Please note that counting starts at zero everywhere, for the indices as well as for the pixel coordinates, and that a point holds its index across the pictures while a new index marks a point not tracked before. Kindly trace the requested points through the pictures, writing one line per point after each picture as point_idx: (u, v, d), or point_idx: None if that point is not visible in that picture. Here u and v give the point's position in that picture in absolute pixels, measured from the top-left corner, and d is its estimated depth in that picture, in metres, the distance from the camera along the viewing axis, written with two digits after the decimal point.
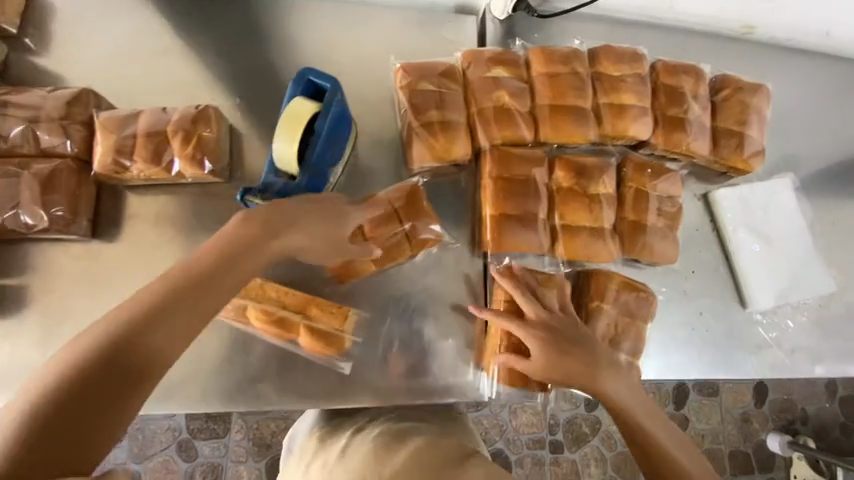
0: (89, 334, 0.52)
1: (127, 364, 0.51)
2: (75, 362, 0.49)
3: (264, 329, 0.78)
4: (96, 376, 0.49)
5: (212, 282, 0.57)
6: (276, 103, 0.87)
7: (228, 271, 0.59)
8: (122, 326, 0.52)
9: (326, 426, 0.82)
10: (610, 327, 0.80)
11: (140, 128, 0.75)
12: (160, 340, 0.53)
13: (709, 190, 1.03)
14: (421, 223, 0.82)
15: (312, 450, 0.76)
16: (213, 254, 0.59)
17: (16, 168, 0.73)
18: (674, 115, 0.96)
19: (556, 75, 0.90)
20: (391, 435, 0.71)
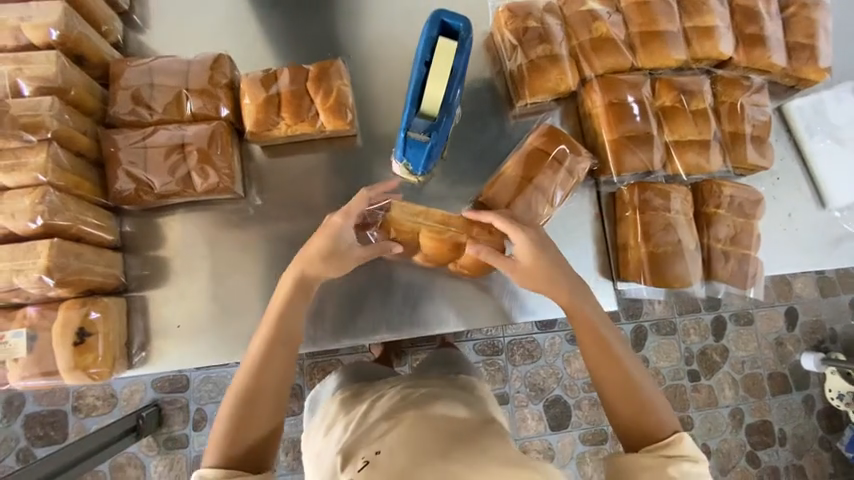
0: (219, 418, 0.70)
1: (257, 432, 0.70)
2: (221, 431, 0.69)
3: (433, 251, 0.83)
4: (244, 435, 0.69)
5: (262, 371, 0.72)
6: (389, 60, 0.93)
7: (266, 366, 0.72)
8: (227, 444, 0.68)
9: (350, 389, 0.86)
10: (730, 228, 0.91)
11: (284, 86, 0.80)
12: (263, 416, 0.71)
13: (782, 102, 1.08)
14: (564, 153, 0.87)
15: (333, 411, 0.81)
16: (269, 344, 0.73)
17: (174, 132, 0.77)
18: (752, 33, 0.98)
19: (646, 2, 0.94)
20: (411, 399, 0.74)
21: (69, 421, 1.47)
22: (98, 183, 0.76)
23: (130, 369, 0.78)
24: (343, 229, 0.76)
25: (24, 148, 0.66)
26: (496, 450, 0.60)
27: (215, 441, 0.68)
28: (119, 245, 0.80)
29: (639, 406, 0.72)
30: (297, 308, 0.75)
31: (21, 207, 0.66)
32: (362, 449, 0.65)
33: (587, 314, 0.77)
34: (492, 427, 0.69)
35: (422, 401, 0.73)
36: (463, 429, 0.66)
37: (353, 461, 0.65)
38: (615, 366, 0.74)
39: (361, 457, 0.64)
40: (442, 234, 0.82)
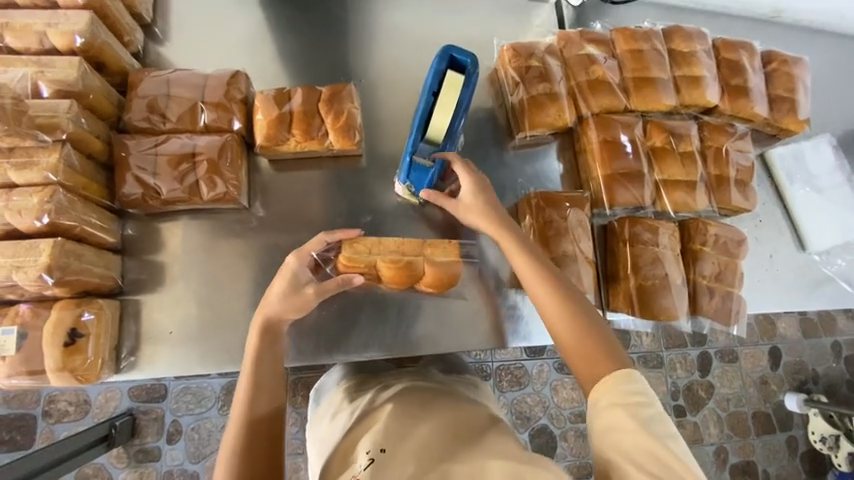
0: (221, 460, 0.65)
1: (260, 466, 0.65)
2: (225, 472, 0.64)
3: (394, 278, 0.84)
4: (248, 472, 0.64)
5: (250, 398, 0.69)
6: (398, 87, 0.98)
7: (255, 392, 0.70)
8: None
9: (354, 380, 0.83)
10: (715, 265, 0.94)
11: (296, 105, 0.84)
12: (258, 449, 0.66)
13: (765, 150, 1.15)
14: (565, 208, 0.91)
15: (339, 401, 0.79)
16: (255, 383, 0.70)
17: (185, 141, 0.79)
18: (737, 84, 1.06)
19: (640, 51, 1.01)
20: (415, 395, 0.73)
21: (37, 427, 1.41)
22: (105, 185, 0.78)
23: (117, 374, 0.77)
24: (299, 271, 0.77)
25: (38, 148, 0.68)
26: (505, 452, 0.60)
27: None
28: (120, 248, 0.80)
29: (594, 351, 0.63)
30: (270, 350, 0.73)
31: (28, 206, 0.66)
32: (366, 443, 0.63)
33: (547, 293, 0.70)
34: (495, 422, 0.69)
35: (427, 399, 0.72)
36: (468, 427, 0.66)
37: (359, 453, 0.63)
38: (574, 321, 0.66)
39: (367, 451, 0.61)
40: (398, 262, 0.82)
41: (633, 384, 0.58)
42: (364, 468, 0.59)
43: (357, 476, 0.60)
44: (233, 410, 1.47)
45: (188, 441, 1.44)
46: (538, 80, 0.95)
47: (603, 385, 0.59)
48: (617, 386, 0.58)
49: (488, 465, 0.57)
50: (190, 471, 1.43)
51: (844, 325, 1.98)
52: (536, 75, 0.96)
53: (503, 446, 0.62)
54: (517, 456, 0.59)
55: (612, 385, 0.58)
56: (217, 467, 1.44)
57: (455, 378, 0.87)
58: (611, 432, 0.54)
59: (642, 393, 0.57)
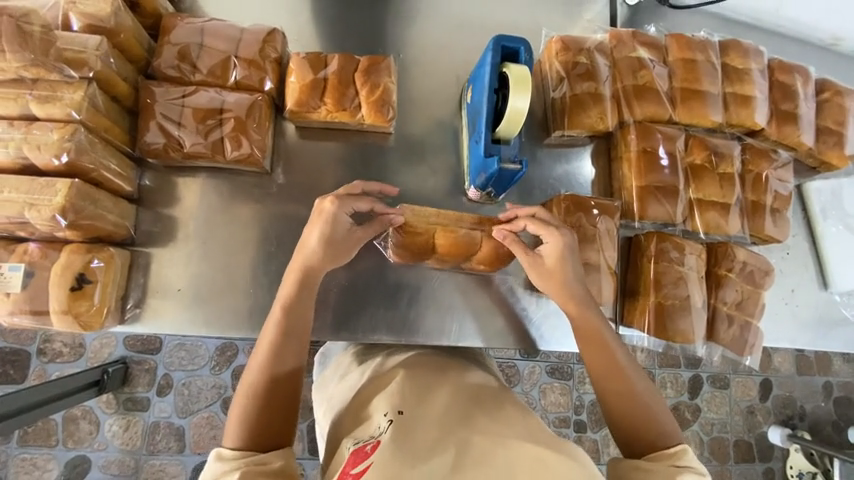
0: (238, 397, 0.65)
1: (277, 411, 0.64)
2: (241, 411, 0.63)
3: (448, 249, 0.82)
4: (263, 415, 0.63)
5: (276, 346, 0.67)
6: (436, 67, 0.94)
7: (283, 341, 0.67)
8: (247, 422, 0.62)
9: (361, 346, 0.87)
10: (737, 293, 0.92)
11: (332, 72, 0.80)
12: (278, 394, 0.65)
13: (803, 181, 1.11)
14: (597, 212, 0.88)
15: (347, 363, 0.82)
16: (282, 332, 0.67)
17: (214, 96, 0.76)
18: (787, 110, 1.01)
19: (693, 61, 0.96)
20: (423, 362, 0.74)
21: (30, 363, 1.41)
22: (127, 131, 0.75)
23: (120, 324, 0.76)
24: (337, 218, 0.71)
25: (63, 83, 0.65)
26: (524, 425, 0.59)
27: (233, 422, 0.63)
28: (135, 197, 0.78)
29: (643, 418, 0.69)
30: (302, 299, 0.70)
31: (48, 141, 0.64)
32: (383, 407, 0.63)
33: (588, 316, 0.75)
34: (500, 391, 0.70)
35: (436, 368, 0.72)
36: (478, 394, 0.66)
37: (376, 417, 0.62)
38: (611, 357, 0.73)
39: (385, 413, 0.61)
40: (456, 233, 0.81)
41: (689, 459, 0.65)
42: (384, 428, 0.59)
43: (377, 439, 0.58)
44: (223, 372, 1.48)
45: (177, 396, 1.45)
46: (584, 78, 0.91)
47: (658, 455, 0.66)
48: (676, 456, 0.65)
49: (510, 442, 0.55)
50: (175, 425, 1.44)
51: (838, 367, 1.96)
52: (582, 73, 0.91)
53: (522, 420, 0.61)
54: (544, 440, 0.56)
55: (671, 456, 0.65)
56: (204, 425, 1.45)
57: (463, 353, 0.87)
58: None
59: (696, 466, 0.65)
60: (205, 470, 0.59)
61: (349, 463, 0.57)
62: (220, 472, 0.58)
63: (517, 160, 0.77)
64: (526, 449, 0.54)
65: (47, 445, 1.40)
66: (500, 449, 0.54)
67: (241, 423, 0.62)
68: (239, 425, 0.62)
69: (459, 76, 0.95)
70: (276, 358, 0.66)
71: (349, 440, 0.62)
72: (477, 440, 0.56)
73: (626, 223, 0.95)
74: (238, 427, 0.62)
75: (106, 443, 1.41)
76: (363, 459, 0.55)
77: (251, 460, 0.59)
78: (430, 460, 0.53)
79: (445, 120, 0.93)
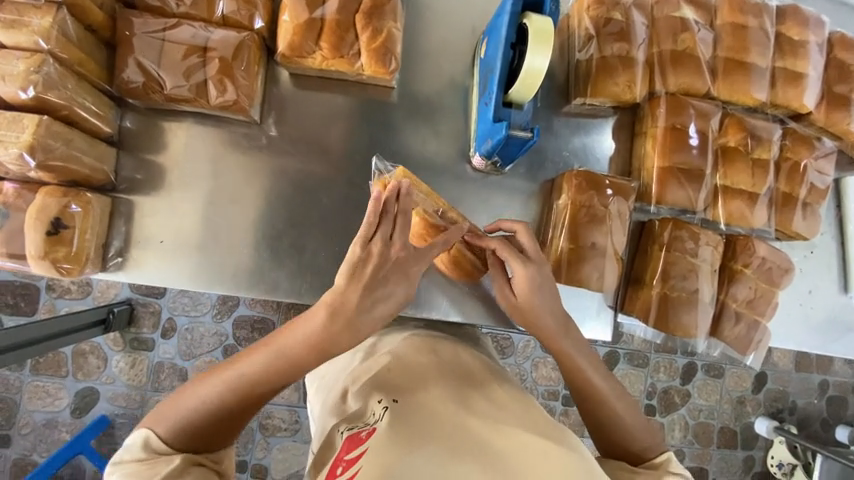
0: (191, 390, 0.56)
1: (229, 421, 0.56)
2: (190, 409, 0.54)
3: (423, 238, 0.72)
4: (212, 422, 0.55)
5: (263, 371, 0.55)
6: (451, 16, 0.84)
7: (273, 370, 0.55)
8: (192, 423, 0.54)
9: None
10: (750, 290, 0.86)
11: (329, 12, 0.71)
12: (233, 408, 0.55)
13: (843, 176, 1.01)
14: (608, 195, 0.81)
15: None
16: (277, 362, 0.55)
17: (198, 31, 0.69)
18: (841, 92, 0.90)
19: (745, 26, 0.85)
20: (416, 345, 0.69)
21: (40, 297, 1.45)
22: (104, 66, 0.69)
23: (103, 271, 0.74)
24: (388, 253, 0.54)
25: (30, 7, 0.59)
26: (520, 411, 0.57)
27: (174, 411, 0.55)
28: (116, 140, 0.73)
29: (622, 435, 0.67)
30: (322, 344, 0.55)
31: (13, 72, 0.58)
32: (377, 394, 0.60)
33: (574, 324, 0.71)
34: (495, 370, 0.69)
35: (428, 346, 0.69)
36: (471, 374, 0.64)
37: (371, 404, 0.60)
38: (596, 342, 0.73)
39: (380, 401, 0.58)
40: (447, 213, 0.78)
41: (673, 467, 0.65)
42: (380, 415, 0.56)
43: (373, 426, 0.56)
44: (224, 321, 1.50)
45: (180, 340, 1.49)
46: (615, 37, 0.81)
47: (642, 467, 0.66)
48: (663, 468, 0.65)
49: (510, 430, 0.53)
50: (178, 367, 1.48)
51: (838, 367, 1.92)
52: (613, 31, 0.81)
53: (522, 406, 0.59)
54: (541, 429, 0.54)
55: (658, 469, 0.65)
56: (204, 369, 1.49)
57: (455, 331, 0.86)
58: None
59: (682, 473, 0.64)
60: (127, 449, 0.53)
61: (344, 449, 0.55)
62: (144, 460, 0.52)
63: (527, 128, 0.70)
64: (528, 440, 0.51)
65: (57, 375, 1.47)
66: (494, 435, 0.52)
67: (188, 420, 0.54)
68: (183, 421, 0.54)
69: (475, 27, 0.85)
70: (259, 378, 0.55)
71: (343, 424, 0.61)
72: (474, 425, 0.53)
73: (641, 206, 0.87)
74: (179, 423, 0.54)
75: (113, 378, 1.47)
76: (358, 446, 0.54)
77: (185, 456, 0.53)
78: (426, 445, 0.50)
79: (456, 76, 0.84)
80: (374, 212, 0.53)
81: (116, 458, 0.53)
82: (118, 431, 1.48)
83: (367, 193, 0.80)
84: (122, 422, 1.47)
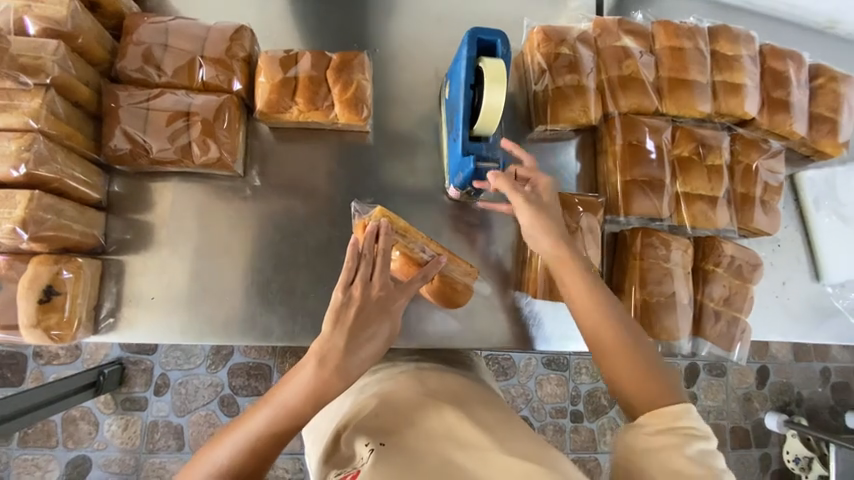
0: (200, 459, 0.52)
1: None
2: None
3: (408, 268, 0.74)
4: None
5: (271, 427, 0.53)
6: (416, 63, 0.91)
7: (281, 423, 0.54)
8: None
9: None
10: (725, 288, 0.90)
11: (302, 70, 0.78)
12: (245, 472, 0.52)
13: (796, 171, 1.08)
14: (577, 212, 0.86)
15: None
16: (285, 415, 0.54)
17: (181, 98, 0.74)
18: (778, 98, 0.98)
19: (681, 49, 0.93)
20: (406, 380, 0.70)
21: (28, 365, 1.41)
22: (92, 137, 0.73)
23: (96, 334, 0.74)
24: (374, 285, 0.58)
25: (19, 91, 0.63)
26: (509, 439, 0.60)
27: None
28: (105, 205, 0.76)
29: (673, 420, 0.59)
30: (324, 393, 0.55)
31: (5, 152, 0.61)
32: (364, 436, 0.61)
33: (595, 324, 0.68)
34: (485, 395, 0.71)
35: (417, 382, 0.70)
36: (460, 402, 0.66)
37: (358, 447, 0.61)
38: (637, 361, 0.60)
39: (366, 443, 0.59)
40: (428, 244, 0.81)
41: (686, 419, 0.55)
42: (366, 459, 0.58)
43: (358, 469, 0.58)
44: (219, 370, 1.48)
45: (174, 395, 1.46)
46: (566, 69, 0.88)
47: (648, 413, 0.56)
48: (671, 418, 0.55)
49: (495, 456, 0.56)
50: (174, 424, 1.44)
51: (836, 353, 1.95)
52: (564, 64, 0.88)
53: (510, 432, 0.62)
54: (531, 456, 0.56)
55: (665, 416, 0.55)
56: (201, 423, 1.45)
57: (452, 357, 0.84)
58: (658, 456, 0.52)
59: (696, 428, 0.54)
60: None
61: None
62: None
63: (495, 158, 0.75)
64: (512, 465, 0.54)
65: (47, 446, 1.41)
66: (481, 467, 0.55)
67: None
68: None
69: (438, 70, 0.92)
70: (268, 436, 0.53)
71: (334, 470, 0.62)
72: (461, 459, 0.56)
73: (612, 219, 0.92)
74: None
75: (106, 443, 1.42)
76: None
77: None
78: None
79: (425, 115, 0.90)
80: (357, 251, 0.58)
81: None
82: None
83: (351, 231, 0.84)
84: None
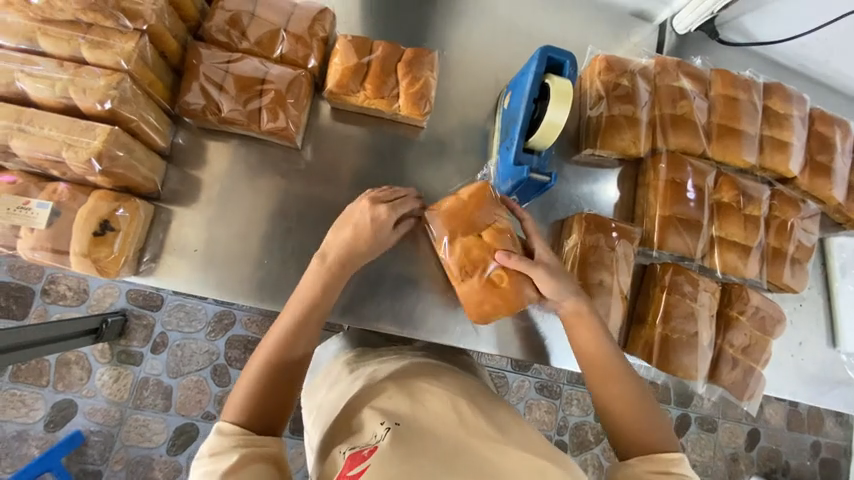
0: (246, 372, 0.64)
1: (283, 397, 0.63)
2: (248, 386, 0.62)
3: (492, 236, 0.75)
4: (270, 399, 0.62)
5: (293, 327, 0.67)
6: (479, 70, 0.95)
7: (301, 324, 0.67)
8: (253, 399, 0.61)
9: (353, 353, 0.85)
10: (746, 337, 0.91)
11: (376, 59, 0.81)
12: (285, 370, 0.65)
13: (826, 236, 1.09)
14: (613, 239, 0.87)
15: (338, 371, 0.81)
16: (303, 315, 0.68)
17: (258, 66, 0.77)
18: (822, 161, 1.00)
19: (735, 98, 0.96)
20: (416, 367, 0.73)
21: (34, 301, 1.43)
22: (169, 88, 0.76)
23: (134, 275, 0.77)
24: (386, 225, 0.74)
25: (116, 32, 0.66)
26: (522, 436, 0.61)
27: (236, 398, 0.61)
28: (167, 153, 0.79)
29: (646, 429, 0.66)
30: (331, 287, 0.71)
31: (94, 86, 0.65)
32: (379, 415, 0.61)
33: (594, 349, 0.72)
34: (495, 396, 0.72)
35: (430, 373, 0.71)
36: (476, 398, 0.67)
37: (371, 424, 0.61)
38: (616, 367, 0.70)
39: (382, 422, 0.60)
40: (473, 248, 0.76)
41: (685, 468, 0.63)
42: (382, 436, 0.57)
43: (375, 445, 0.57)
44: (219, 338, 1.49)
45: (170, 355, 1.46)
46: (623, 99, 0.91)
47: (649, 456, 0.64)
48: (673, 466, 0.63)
49: (510, 451, 0.57)
50: (165, 384, 1.45)
51: (829, 428, 1.92)
52: (621, 94, 0.91)
53: (520, 428, 0.63)
54: (545, 453, 0.58)
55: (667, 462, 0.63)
56: (191, 387, 1.46)
57: (453, 360, 0.87)
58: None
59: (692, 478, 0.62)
60: (201, 453, 0.56)
61: (346, 467, 0.57)
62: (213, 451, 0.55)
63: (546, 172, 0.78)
64: (520, 456, 0.56)
65: (39, 384, 1.42)
66: (495, 455, 0.56)
67: (251, 398, 0.61)
68: (245, 399, 0.60)
69: (499, 80, 0.95)
70: (292, 336, 0.66)
71: (345, 444, 0.61)
72: (474, 444, 0.57)
73: (645, 250, 0.94)
74: (244, 398, 0.61)
75: (95, 391, 1.43)
76: (359, 463, 0.55)
77: (252, 440, 0.57)
78: (425, 459, 0.54)
79: (479, 122, 0.93)
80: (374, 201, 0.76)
81: (194, 460, 0.56)
82: (92, 448, 1.41)
83: None
84: (96, 439, 1.42)
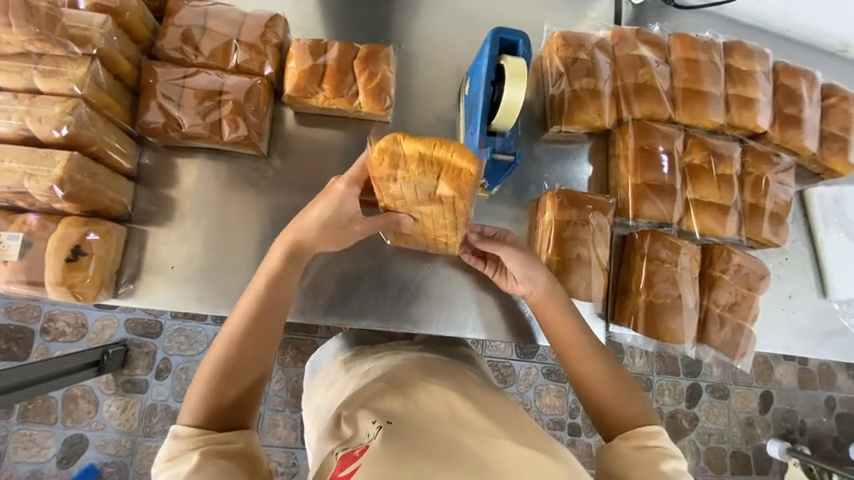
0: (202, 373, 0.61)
1: (244, 397, 0.60)
2: (203, 388, 0.59)
3: (452, 179, 0.51)
4: (227, 400, 0.59)
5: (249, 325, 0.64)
6: (439, 60, 0.95)
7: (256, 322, 0.64)
8: (210, 401, 0.58)
9: (350, 351, 0.82)
10: (732, 295, 0.91)
11: (331, 59, 0.81)
12: (240, 369, 0.61)
13: (805, 188, 1.09)
14: (587, 212, 0.88)
15: (335, 371, 0.78)
16: (258, 312, 0.65)
17: (215, 78, 0.78)
18: (790, 113, 1.00)
19: (696, 60, 0.96)
20: (412, 364, 0.70)
21: (33, 341, 1.43)
22: (128, 109, 0.77)
23: (115, 298, 0.77)
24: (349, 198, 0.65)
25: (66, 59, 0.67)
26: (518, 429, 0.59)
27: (192, 399, 0.59)
28: (134, 175, 0.79)
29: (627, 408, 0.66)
30: (290, 278, 0.68)
31: (49, 114, 0.65)
32: (371, 414, 0.60)
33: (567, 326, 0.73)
34: (491, 387, 0.70)
35: (426, 368, 0.69)
36: (473, 393, 0.65)
37: (364, 424, 0.59)
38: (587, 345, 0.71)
39: (374, 420, 0.58)
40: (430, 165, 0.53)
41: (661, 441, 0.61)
42: (374, 434, 0.56)
43: (367, 445, 0.56)
44: None
45: (175, 380, 1.46)
46: (583, 73, 0.91)
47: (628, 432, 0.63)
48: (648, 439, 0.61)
49: (503, 444, 0.56)
50: (171, 409, 1.45)
51: (841, 382, 1.91)
52: (581, 68, 0.91)
53: (519, 422, 0.62)
54: (540, 444, 0.57)
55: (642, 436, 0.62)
56: None
57: (451, 352, 0.83)
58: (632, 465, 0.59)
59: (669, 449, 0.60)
60: (160, 455, 0.54)
61: (338, 468, 0.55)
62: (171, 453, 0.54)
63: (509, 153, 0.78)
64: (517, 451, 0.55)
65: (46, 422, 1.43)
66: (488, 450, 0.55)
67: (207, 399, 0.58)
68: (200, 402, 0.58)
69: (459, 68, 0.95)
70: (248, 333, 0.63)
71: (337, 445, 0.60)
72: (468, 442, 0.56)
73: (621, 221, 0.94)
74: (197, 401, 0.58)
75: (104, 423, 1.43)
76: (350, 464, 0.55)
77: (212, 438, 0.55)
78: (420, 459, 0.53)
79: (444, 111, 0.94)
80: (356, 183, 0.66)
81: (154, 465, 0.54)
82: None
83: None
84: (110, 471, 1.42)
